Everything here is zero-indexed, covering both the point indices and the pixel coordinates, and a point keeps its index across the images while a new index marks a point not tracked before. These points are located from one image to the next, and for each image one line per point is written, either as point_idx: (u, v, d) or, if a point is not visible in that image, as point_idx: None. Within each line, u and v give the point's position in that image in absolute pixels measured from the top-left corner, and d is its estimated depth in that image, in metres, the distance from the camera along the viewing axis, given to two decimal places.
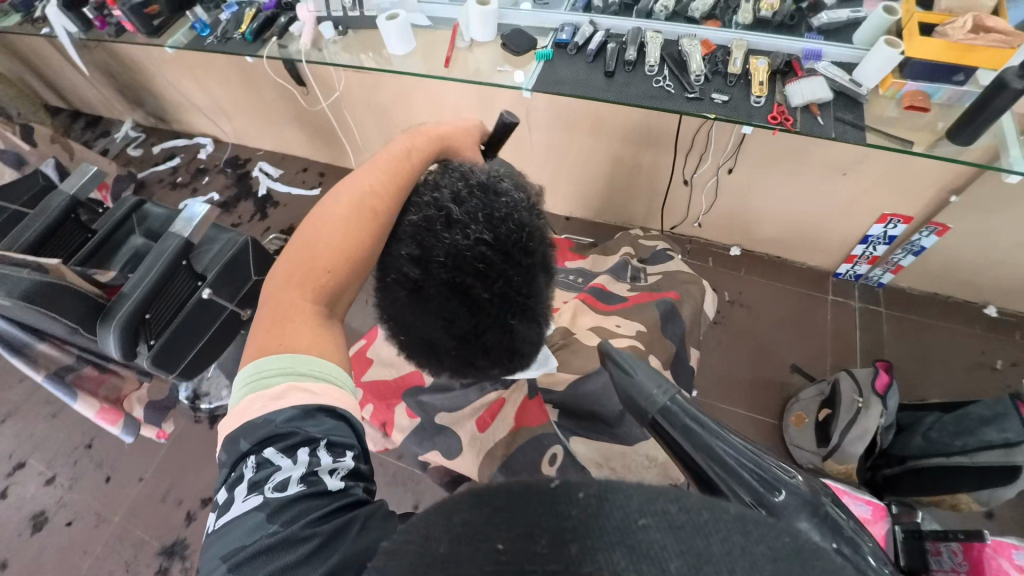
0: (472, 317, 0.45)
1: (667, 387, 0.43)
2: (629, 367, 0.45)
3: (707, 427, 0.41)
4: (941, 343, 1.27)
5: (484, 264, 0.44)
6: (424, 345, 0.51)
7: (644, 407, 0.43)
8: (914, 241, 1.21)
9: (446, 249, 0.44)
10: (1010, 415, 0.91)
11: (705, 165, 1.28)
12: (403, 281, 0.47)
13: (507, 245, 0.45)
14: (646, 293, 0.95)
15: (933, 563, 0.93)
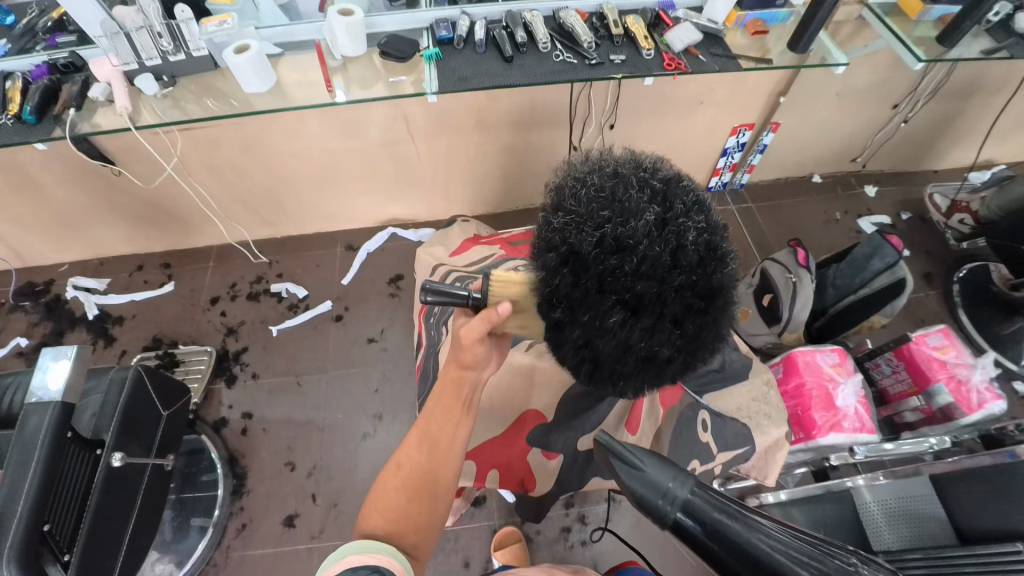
0: (714, 314, 0.35)
1: (687, 479, 0.37)
2: (639, 462, 0.38)
3: (736, 525, 0.35)
4: (797, 217, 1.59)
5: (715, 246, 0.35)
6: (629, 372, 0.38)
7: (661, 506, 0.37)
8: (760, 142, 1.46)
9: (670, 252, 0.33)
10: (884, 245, 1.17)
11: (590, 130, 1.35)
12: (622, 294, 0.33)
13: (713, 224, 0.36)
14: None
15: (877, 375, 1.20)
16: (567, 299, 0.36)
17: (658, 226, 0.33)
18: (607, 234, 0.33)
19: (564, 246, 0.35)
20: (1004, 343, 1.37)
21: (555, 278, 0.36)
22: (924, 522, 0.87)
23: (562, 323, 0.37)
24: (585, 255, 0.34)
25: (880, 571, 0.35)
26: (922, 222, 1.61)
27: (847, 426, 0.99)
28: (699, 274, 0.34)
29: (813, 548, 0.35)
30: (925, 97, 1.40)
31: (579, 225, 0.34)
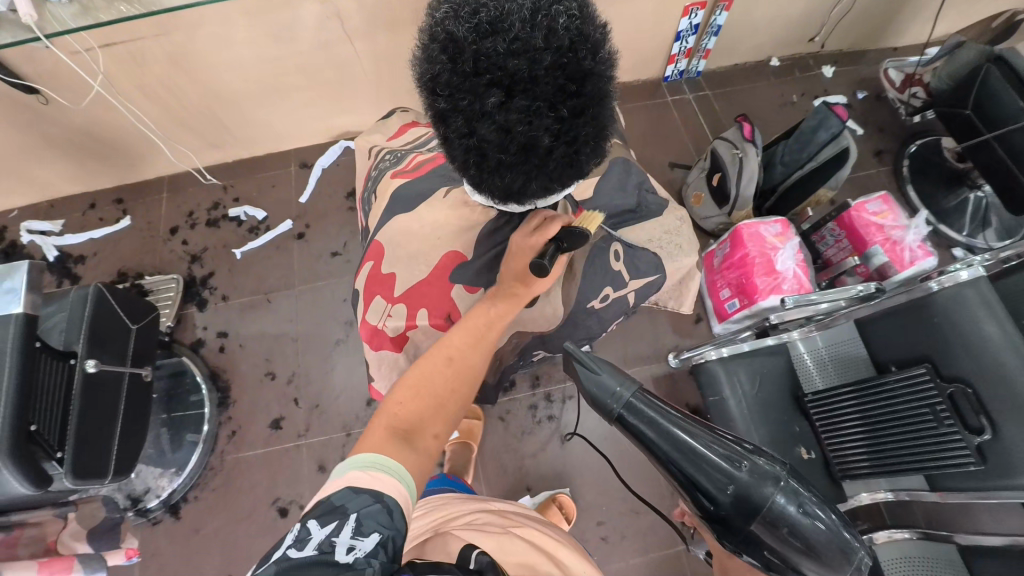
0: (586, 100, 0.38)
1: (627, 389, 0.63)
2: (601, 375, 0.63)
3: (659, 423, 0.61)
4: (752, 103, 1.59)
5: (587, 34, 0.37)
6: (512, 163, 0.40)
7: (609, 401, 0.63)
8: (714, 22, 1.42)
9: (540, 33, 0.35)
10: (829, 116, 1.17)
11: None
12: (495, 72, 0.36)
13: (588, 19, 0.38)
14: None
15: (822, 247, 1.26)
16: (449, 86, 0.38)
17: (530, 9, 0.35)
18: (482, 17, 0.36)
19: (446, 33, 0.37)
20: (944, 210, 1.42)
21: (438, 68, 0.38)
22: (851, 363, 0.98)
23: (448, 115, 0.39)
24: (461, 41, 0.36)
25: (738, 462, 0.60)
26: (877, 99, 1.60)
27: (785, 287, 1.06)
28: (569, 57, 0.36)
29: (697, 433, 0.61)
30: None
31: (459, 11, 0.37)
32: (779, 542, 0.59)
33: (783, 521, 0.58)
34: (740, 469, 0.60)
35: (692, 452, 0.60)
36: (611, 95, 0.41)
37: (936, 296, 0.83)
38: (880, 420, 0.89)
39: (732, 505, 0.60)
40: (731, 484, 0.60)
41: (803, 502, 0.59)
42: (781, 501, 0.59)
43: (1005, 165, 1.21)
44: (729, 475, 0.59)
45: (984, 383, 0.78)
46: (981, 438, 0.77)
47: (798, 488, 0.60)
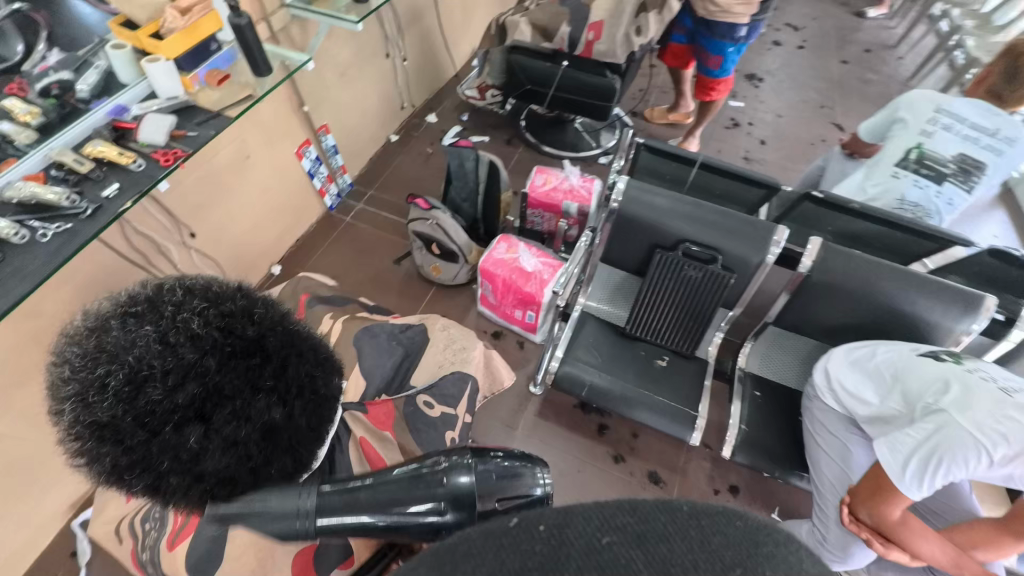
0: (280, 354, 0.36)
1: (299, 496, 0.35)
2: (252, 508, 0.35)
3: (338, 497, 0.35)
4: (407, 173, 1.78)
5: (233, 309, 0.36)
6: (266, 456, 0.35)
7: (298, 531, 0.35)
8: (326, 147, 1.55)
9: (184, 349, 0.32)
10: (461, 149, 1.41)
11: (173, 253, 1.21)
12: (176, 417, 0.32)
13: (219, 294, 0.36)
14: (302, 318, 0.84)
15: (537, 228, 1.47)
16: (135, 463, 0.32)
17: (154, 339, 0.32)
18: (115, 383, 0.31)
19: (91, 424, 0.32)
20: (573, 145, 1.82)
21: (110, 457, 0.32)
22: (621, 285, 1.17)
23: (163, 484, 0.34)
24: (112, 421, 0.31)
25: (434, 471, 0.34)
26: (475, 112, 1.97)
27: (547, 277, 1.23)
28: (233, 341, 0.34)
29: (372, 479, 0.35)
30: (395, 35, 1.67)
31: (86, 398, 0.32)
32: (504, 519, 0.34)
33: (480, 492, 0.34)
34: (417, 482, 0.34)
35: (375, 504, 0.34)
36: (299, 324, 0.39)
37: (621, 207, 1.02)
38: (672, 301, 1.09)
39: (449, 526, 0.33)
40: (427, 508, 0.33)
41: (487, 463, 0.35)
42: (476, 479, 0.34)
43: (572, 99, 1.63)
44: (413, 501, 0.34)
45: (692, 232, 1.01)
46: (717, 261, 1.01)
47: (482, 458, 0.35)
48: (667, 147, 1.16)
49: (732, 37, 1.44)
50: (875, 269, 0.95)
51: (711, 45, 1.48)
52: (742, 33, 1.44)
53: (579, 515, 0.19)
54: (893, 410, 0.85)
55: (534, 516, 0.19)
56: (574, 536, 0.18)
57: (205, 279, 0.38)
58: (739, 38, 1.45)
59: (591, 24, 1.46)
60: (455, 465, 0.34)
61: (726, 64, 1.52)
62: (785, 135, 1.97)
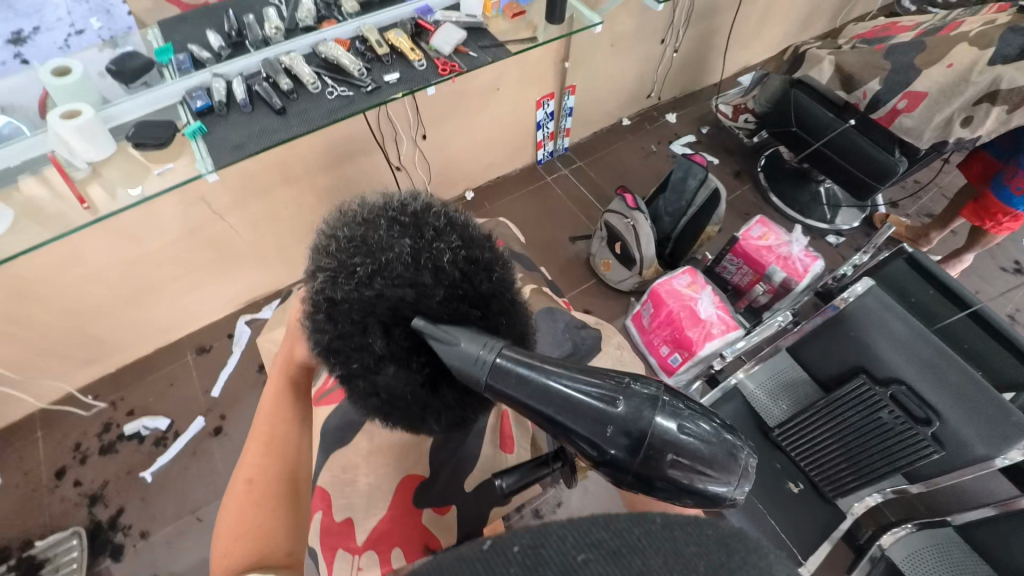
0: (496, 321, 0.37)
1: (494, 343, 0.34)
2: (449, 332, 0.34)
3: (529, 369, 0.33)
4: (621, 161, 1.73)
5: (477, 260, 0.37)
6: (430, 402, 0.37)
7: (471, 376, 0.34)
8: (563, 106, 1.56)
9: (425, 277, 0.35)
10: (692, 165, 1.32)
11: (403, 145, 1.34)
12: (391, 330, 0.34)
13: (471, 239, 0.38)
14: None
15: (726, 276, 1.35)
16: (337, 352, 0.36)
17: (409, 255, 0.35)
18: (362, 271, 0.35)
19: (323, 299, 0.36)
20: (806, 209, 1.61)
21: (324, 331, 0.36)
22: (792, 384, 1.02)
23: (344, 375, 0.37)
24: (344, 304, 0.35)
25: (640, 399, 0.32)
26: (718, 130, 1.82)
27: (715, 331, 1.13)
28: (467, 288, 0.36)
29: (568, 370, 0.33)
30: (681, 24, 1.59)
31: (334, 277, 0.35)
32: (682, 479, 0.31)
33: (676, 447, 0.31)
34: (616, 402, 0.32)
35: (565, 399, 0.32)
36: (518, 298, 0.40)
37: (847, 308, 0.92)
38: (844, 432, 0.93)
39: (621, 461, 0.32)
40: (611, 429, 0.31)
41: (691, 420, 0.32)
42: (690, 442, 0.31)
43: (838, 162, 1.41)
44: (604, 415, 0.31)
45: (916, 377, 0.85)
46: (930, 426, 0.83)
47: (690, 414, 0.32)
48: (936, 272, 1.00)
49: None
50: None
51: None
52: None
53: (550, 533, 0.18)
54: None
55: (513, 535, 0.17)
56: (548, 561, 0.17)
57: (466, 217, 0.40)
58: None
59: (908, 92, 1.24)
60: (664, 405, 0.32)
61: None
62: None
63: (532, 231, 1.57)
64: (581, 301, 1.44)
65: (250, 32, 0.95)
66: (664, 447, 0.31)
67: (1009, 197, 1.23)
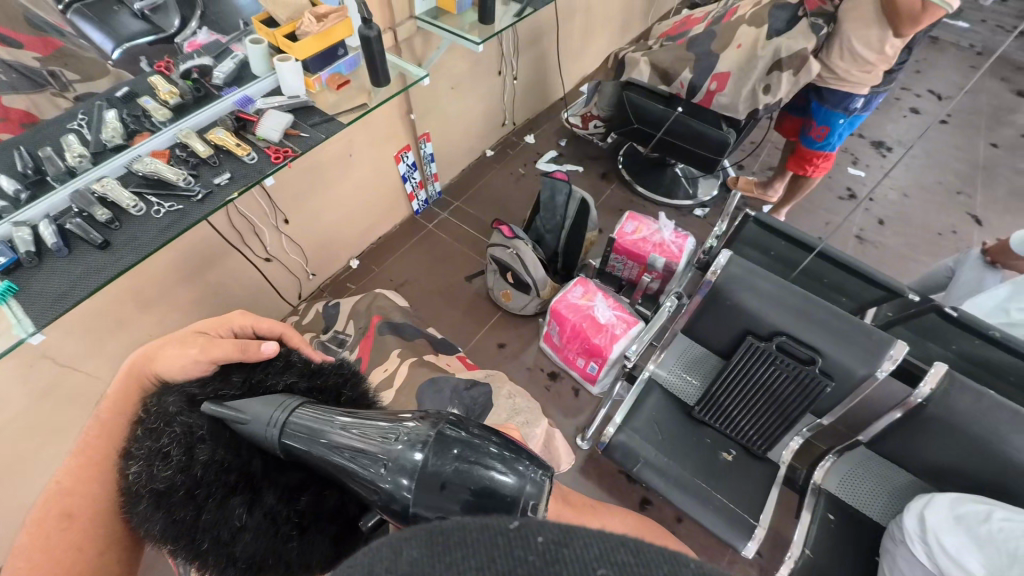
0: None
1: (289, 403, 0.35)
2: (240, 407, 0.34)
3: (324, 423, 0.33)
4: (495, 190, 1.77)
5: (319, 388, 0.39)
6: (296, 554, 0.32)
7: (264, 440, 0.33)
8: (424, 154, 1.58)
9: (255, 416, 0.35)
10: (555, 182, 1.38)
11: (266, 235, 1.28)
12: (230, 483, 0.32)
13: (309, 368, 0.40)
14: (365, 339, 0.83)
15: (618, 275, 1.41)
16: (174, 539, 0.32)
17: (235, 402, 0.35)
18: (174, 451, 0.33)
19: (147, 488, 0.33)
20: (670, 191, 1.74)
21: (155, 524, 0.32)
22: (697, 360, 1.10)
23: (192, 559, 0.31)
24: (170, 487, 0.32)
25: (428, 435, 0.32)
26: (574, 139, 1.93)
27: (618, 332, 1.17)
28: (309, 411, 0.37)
29: (366, 419, 0.34)
30: (511, 55, 1.67)
31: (150, 465, 0.33)
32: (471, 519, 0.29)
33: (464, 484, 0.30)
34: (402, 437, 0.32)
35: (358, 445, 0.32)
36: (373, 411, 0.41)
37: (719, 281, 0.96)
38: (752, 391, 1.00)
39: (408, 503, 0.30)
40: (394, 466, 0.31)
41: (491, 458, 0.31)
42: (503, 483, 0.30)
43: (680, 146, 1.56)
44: (392, 452, 0.31)
45: (792, 326, 0.91)
46: (816, 364, 0.91)
47: (486, 447, 0.32)
48: (781, 225, 1.08)
49: (845, 108, 1.35)
50: (1008, 418, 0.81)
51: (819, 113, 1.40)
52: (857, 106, 1.34)
53: (581, 539, 0.18)
54: None
55: (537, 529, 0.18)
56: (568, 560, 0.17)
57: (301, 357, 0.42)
58: (852, 111, 1.35)
59: (715, 74, 1.38)
60: (455, 439, 0.31)
61: (832, 135, 1.42)
62: (910, 220, 1.75)
63: (427, 282, 1.55)
64: (493, 336, 1.44)
65: (49, 166, 0.85)
66: (450, 482, 0.30)
67: (815, 144, 1.46)
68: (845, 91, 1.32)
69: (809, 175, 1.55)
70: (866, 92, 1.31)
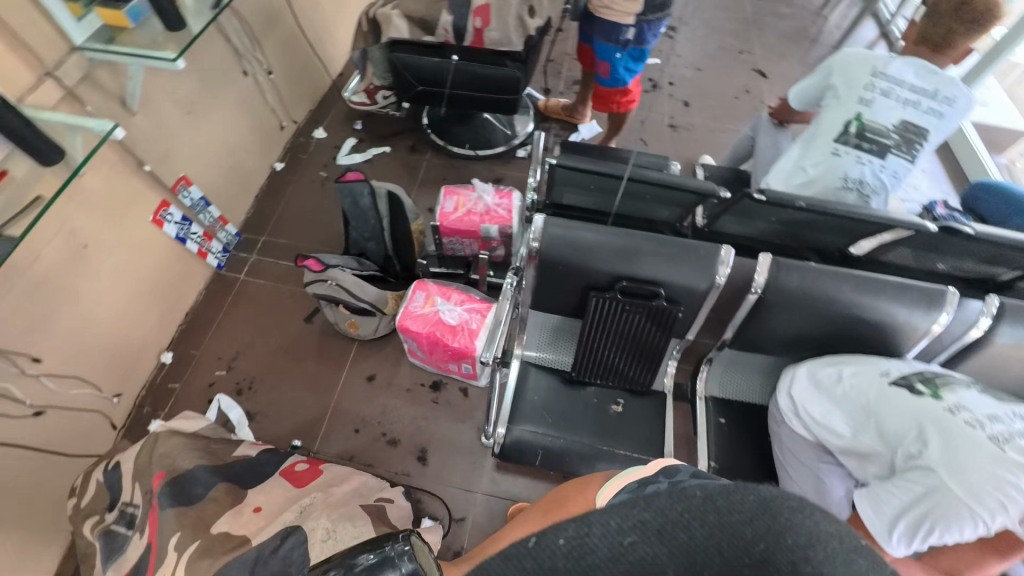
0: None
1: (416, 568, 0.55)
2: None
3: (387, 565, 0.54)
4: (301, 206, 1.54)
5: None
6: None
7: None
8: (191, 202, 1.30)
9: None
10: (349, 187, 1.17)
11: (16, 390, 0.97)
12: None
13: None
14: (151, 519, 0.67)
15: (458, 253, 1.31)
16: None
17: None
18: None
19: None
20: (484, 141, 1.62)
21: None
22: (557, 327, 1.06)
23: None
24: None
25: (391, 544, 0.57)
26: (370, 119, 1.72)
27: (473, 326, 1.09)
28: None
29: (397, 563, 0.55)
30: (249, 48, 1.38)
31: None
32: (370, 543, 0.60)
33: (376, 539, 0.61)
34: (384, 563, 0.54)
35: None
36: None
37: (542, 249, 0.88)
38: (618, 338, 0.96)
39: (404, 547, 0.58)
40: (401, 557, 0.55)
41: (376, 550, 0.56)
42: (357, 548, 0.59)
43: (472, 94, 1.42)
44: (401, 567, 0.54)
45: (627, 268, 0.87)
46: (659, 296, 0.89)
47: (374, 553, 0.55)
48: (585, 164, 1.00)
49: (618, 41, 1.26)
50: (829, 280, 0.85)
51: (597, 48, 1.31)
52: (631, 37, 1.25)
53: (591, 526, 0.25)
54: (868, 447, 0.76)
55: (553, 533, 0.25)
56: (589, 547, 0.25)
57: None
58: (626, 42, 1.26)
59: (475, 10, 1.20)
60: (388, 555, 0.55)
61: (616, 70, 1.34)
62: (709, 92, 1.81)
63: (264, 342, 1.34)
64: (358, 373, 1.29)
65: None
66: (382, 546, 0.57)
67: (604, 81, 1.38)
68: (613, 23, 1.22)
69: (617, 110, 1.48)
70: (634, 20, 1.21)
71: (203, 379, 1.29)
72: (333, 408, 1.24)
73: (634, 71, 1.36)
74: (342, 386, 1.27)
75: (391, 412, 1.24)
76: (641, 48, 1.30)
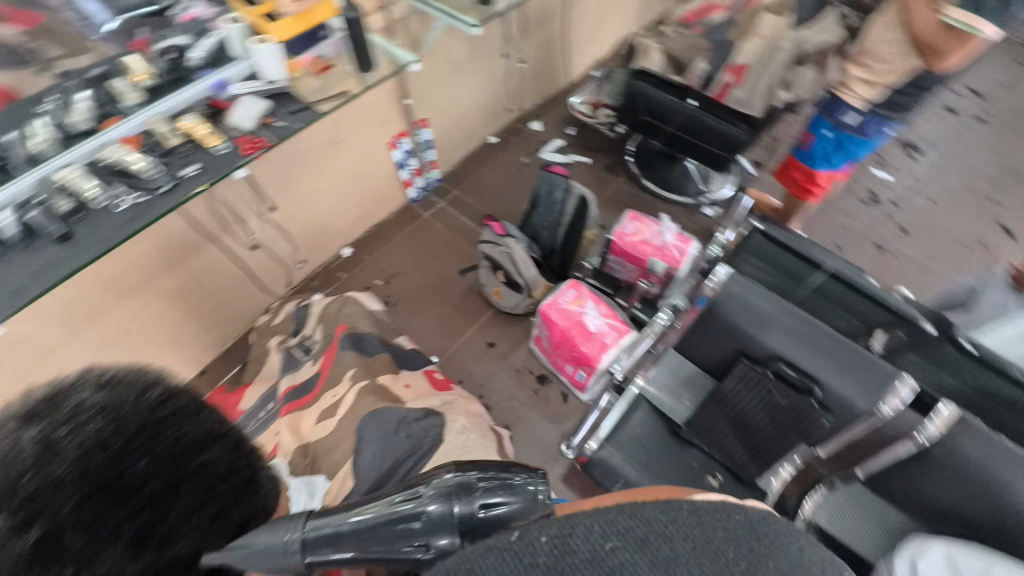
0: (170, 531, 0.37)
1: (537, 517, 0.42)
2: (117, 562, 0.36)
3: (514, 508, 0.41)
4: (495, 179, 1.71)
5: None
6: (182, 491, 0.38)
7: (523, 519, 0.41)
8: (420, 140, 1.51)
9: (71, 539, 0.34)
10: (552, 176, 1.29)
11: (251, 223, 1.23)
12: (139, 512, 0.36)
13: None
14: (326, 352, 0.87)
15: (615, 275, 1.35)
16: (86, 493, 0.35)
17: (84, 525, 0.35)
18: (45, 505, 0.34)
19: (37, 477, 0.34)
20: (678, 187, 1.65)
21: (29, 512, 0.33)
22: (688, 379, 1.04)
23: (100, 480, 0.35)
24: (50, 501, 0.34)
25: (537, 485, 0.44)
26: (582, 129, 1.84)
27: (608, 341, 1.12)
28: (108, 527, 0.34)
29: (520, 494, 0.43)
30: (518, 36, 1.58)
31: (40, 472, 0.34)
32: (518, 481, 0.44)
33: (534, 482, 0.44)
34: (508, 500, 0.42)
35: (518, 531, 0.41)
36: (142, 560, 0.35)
37: (716, 294, 0.89)
38: (747, 415, 0.92)
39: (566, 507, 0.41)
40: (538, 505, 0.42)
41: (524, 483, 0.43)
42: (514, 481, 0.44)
43: (692, 140, 1.45)
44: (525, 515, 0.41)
45: (791, 353, 0.84)
46: (812, 395, 0.83)
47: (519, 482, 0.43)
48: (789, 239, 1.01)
49: (834, 118, 1.18)
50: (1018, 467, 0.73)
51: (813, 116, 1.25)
52: (850, 122, 1.15)
53: None
54: None
55: None
56: None
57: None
58: (840, 124, 1.17)
59: (732, 66, 1.33)
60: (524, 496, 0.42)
61: (814, 146, 1.28)
62: (934, 226, 1.64)
63: (419, 274, 1.51)
64: (482, 335, 1.39)
65: (12, 152, 0.79)
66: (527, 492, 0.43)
67: (799, 151, 1.33)
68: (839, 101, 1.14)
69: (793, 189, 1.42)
70: (865, 109, 1.12)
71: (363, 281, 1.49)
72: (449, 353, 1.36)
73: (831, 162, 1.29)
74: (464, 339, 1.39)
75: (494, 382, 1.32)
76: (856, 141, 1.19)
